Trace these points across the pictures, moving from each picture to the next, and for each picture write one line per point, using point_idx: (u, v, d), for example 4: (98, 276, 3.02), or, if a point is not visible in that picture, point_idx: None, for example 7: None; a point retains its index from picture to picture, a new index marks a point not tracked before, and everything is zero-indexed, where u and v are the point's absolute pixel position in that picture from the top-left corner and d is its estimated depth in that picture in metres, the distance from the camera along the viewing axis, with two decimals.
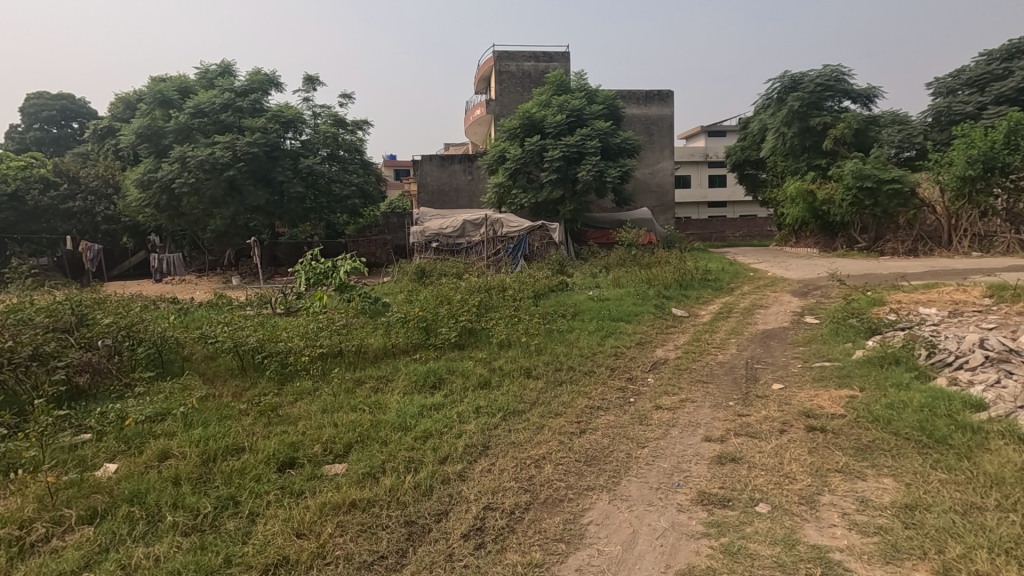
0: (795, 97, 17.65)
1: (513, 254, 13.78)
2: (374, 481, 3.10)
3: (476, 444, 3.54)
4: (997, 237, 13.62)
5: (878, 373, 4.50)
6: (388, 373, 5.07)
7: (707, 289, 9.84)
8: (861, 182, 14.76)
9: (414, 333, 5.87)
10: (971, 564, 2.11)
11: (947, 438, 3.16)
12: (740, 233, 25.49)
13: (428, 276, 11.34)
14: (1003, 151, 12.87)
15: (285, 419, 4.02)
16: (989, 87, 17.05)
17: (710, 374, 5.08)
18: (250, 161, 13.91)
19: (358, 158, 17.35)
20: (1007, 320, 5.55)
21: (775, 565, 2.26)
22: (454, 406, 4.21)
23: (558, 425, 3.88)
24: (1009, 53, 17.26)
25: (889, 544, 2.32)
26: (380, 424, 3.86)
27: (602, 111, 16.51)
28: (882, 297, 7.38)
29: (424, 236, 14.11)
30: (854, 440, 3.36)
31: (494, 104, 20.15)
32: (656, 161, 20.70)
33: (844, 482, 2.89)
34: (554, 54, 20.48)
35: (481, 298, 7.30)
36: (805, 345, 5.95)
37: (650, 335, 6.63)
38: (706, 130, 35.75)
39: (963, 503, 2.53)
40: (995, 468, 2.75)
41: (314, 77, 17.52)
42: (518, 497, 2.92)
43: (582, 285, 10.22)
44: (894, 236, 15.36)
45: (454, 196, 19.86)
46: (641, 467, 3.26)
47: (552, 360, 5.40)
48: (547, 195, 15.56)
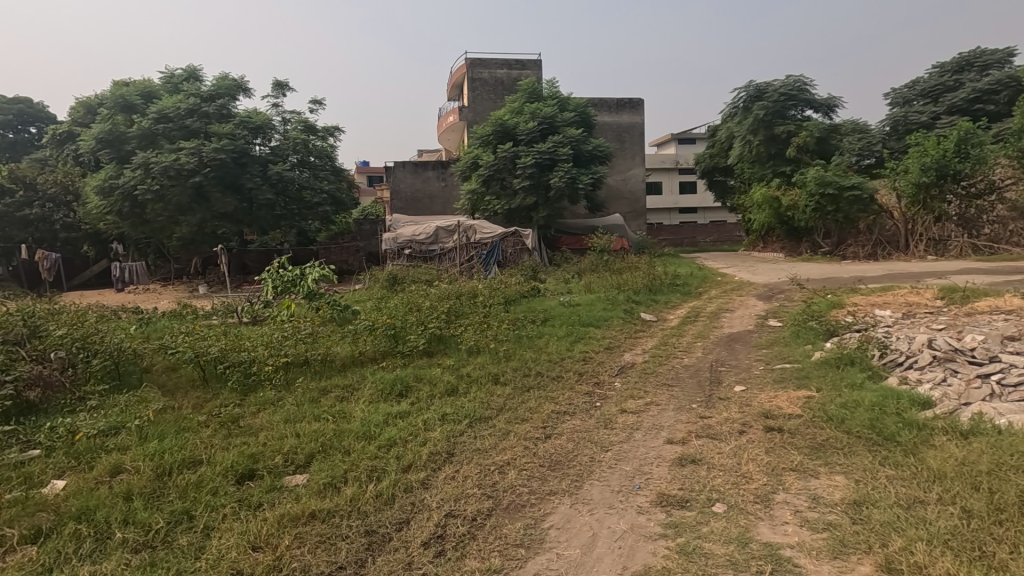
0: (761, 106, 18.23)
1: (486, 261, 13.75)
2: (335, 490, 3.07)
3: (440, 452, 3.52)
4: (950, 241, 14.19)
5: (835, 374, 4.65)
6: (354, 381, 5.01)
7: (676, 294, 10.01)
8: (823, 188, 15.20)
9: (382, 341, 5.82)
10: (910, 556, 2.18)
11: (895, 436, 3.27)
12: (710, 239, 25.96)
13: (400, 283, 11.26)
14: (954, 159, 13.50)
15: (245, 430, 3.93)
16: (942, 98, 18.52)
17: (677, 377, 5.18)
18: (217, 167, 13.63)
19: (329, 164, 17.19)
20: (956, 321, 5.80)
21: (728, 563, 2.31)
22: (419, 414, 4.18)
23: (523, 430, 3.89)
24: (959, 66, 18.83)
25: (838, 540, 2.39)
26: (344, 433, 3.81)
27: (574, 118, 16.70)
28: (841, 300, 7.66)
29: (397, 243, 14.09)
30: (809, 439, 3.47)
31: (468, 111, 20.22)
32: (628, 168, 21.00)
33: (798, 480, 2.97)
34: (527, 62, 20.67)
35: (451, 304, 7.28)
36: (767, 347, 6.11)
37: (618, 340, 6.71)
38: (676, 137, 36.53)
39: (907, 498, 2.61)
40: (938, 463, 2.84)
41: (283, 82, 17.32)
42: (480, 503, 2.92)
43: (554, 291, 10.30)
44: (855, 241, 15.84)
45: (427, 202, 19.81)
46: (603, 471, 3.28)
47: (520, 366, 5.41)
48: (520, 201, 15.61)
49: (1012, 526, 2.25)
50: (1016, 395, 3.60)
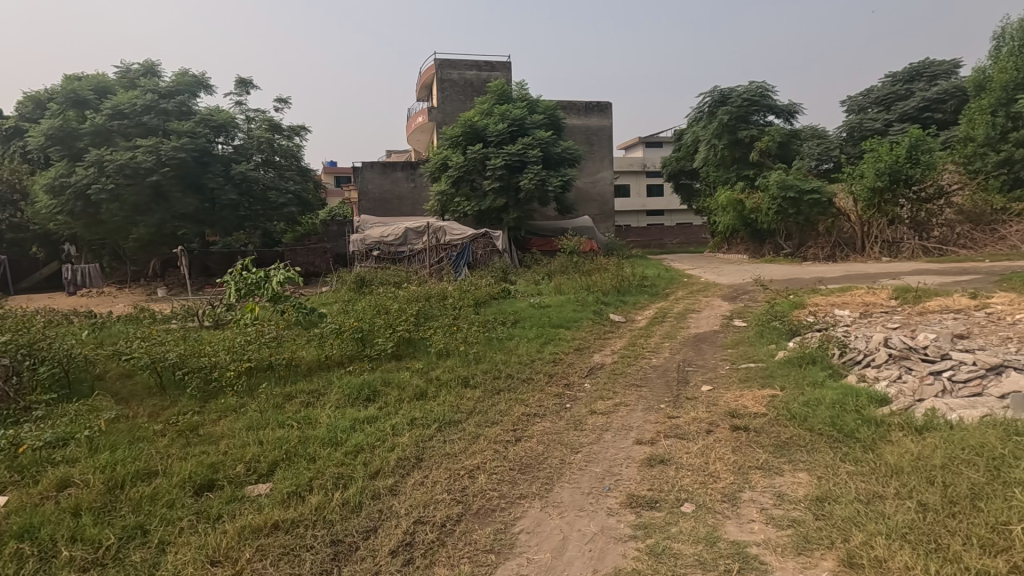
0: (725, 112, 18.68)
1: (456, 262, 13.60)
2: (299, 499, 2.97)
3: (409, 457, 3.46)
4: (903, 243, 14.79)
5: (797, 373, 4.77)
6: (320, 386, 4.88)
7: (644, 295, 10.14)
8: (784, 191, 15.65)
9: (349, 344, 5.69)
10: (871, 550, 2.23)
11: (855, 433, 3.37)
12: (677, 240, 26.43)
13: (368, 286, 11.08)
14: (907, 165, 14.11)
15: (204, 439, 3.79)
16: (894, 106, 20.01)
17: (645, 377, 5.22)
18: (177, 166, 13.17)
19: (295, 164, 16.83)
20: (910, 320, 6.02)
21: (696, 563, 2.32)
22: (388, 419, 4.11)
23: (493, 434, 3.85)
24: (910, 76, 20.29)
25: (802, 536, 2.44)
26: (309, 439, 3.70)
27: (543, 120, 16.75)
28: (802, 300, 7.89)
29: (365, 244, 14.10)
30: (773, 437, 3.54)
31: (437, 112, 20.09)
32: (596, 171, 21.21)
33: (764, 478, 3.03)
34: (496, 64, 20.70)
35: (420, 307, 7.19)
36: (733, 347, 6.22)
37: (588, 341, 6.75)
38: (643, 141, 37.11)
39: (867, 493, 2.69)
40: (894, 459, 2.93)
41: (247, 79, 16.88)
42: (450, 509, 2.87)
43: (524, 292, 10.30)
44: (815, 243, 16.30)
45: (396, 203, 19.59)
46: (573, 473, 3.28)
47: (490, 368, 5.38)
48: (490, 203, 15.58)
49: (964, 518, 2.32)
50: (965, 390, 3.74)
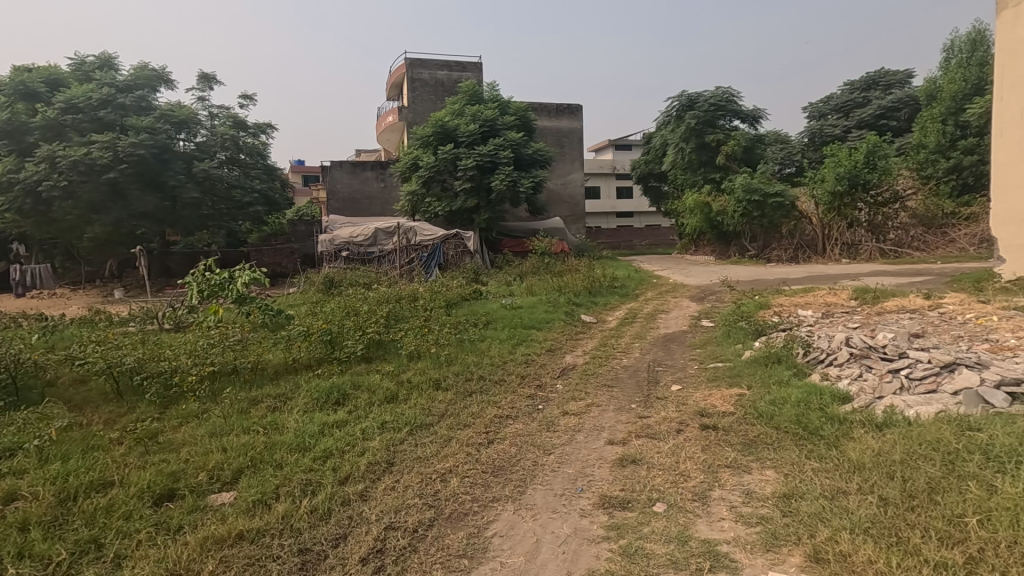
0: (692, 116, 19.08)
1: (427, 264, 13.31)
2: (265, 508, 2.88)
3: (380, 461, 3.40)
4: (861, 245, 15.33)
5: (763, 372, 4.89)
6: (287, 390, 4.76)
7: (615, 296, 10.24)
8: (750, 195, 16.02)
9: (317, 347, 5.55)
10: (836, 545, 2.28)
11: (819, 430, 3.46)
12: (646, 242, 26.81)
13: (336, 287, 10.87)
14: (864, 170, 14.77)
15: (165, 447, 3.64)
16: (852, 113, 20.87)
17: (616, 378, 5.26)
18: (135, 163, 12.68)
19: (260, 162, 16.43)
20: (869, 320, 6.23)
21: (668, 562, 2.34)
22: (358, 423, 4.03)
23: (466, 436, 3.82)
24: (867, 84, 21.12)
25: (769, 533, 2.49)
26: (276, 445, 3.60)
27: (515, 122, 16.75)
28: (767, 301, 8.09)
29: (333, 245, 13.88)
30: (741, 436, 3.61)
31: (407, 111, 19.89)
32: (567, 173, 21.35)
33: (732, 476, 3.08)
34: (467, 65, 20.65)
35: (391, 309, 7.08)
36: (701, 347, 6.34)
37: (560, 341, 6.77)
38: (614, 144, 37.57)
39: (831, 488, 2.76)
40: (857, 455, 3.02)
41: (210, 74, 16.40)
42: (422, 513, 2.83)
43: (496, 294, 10.25)
44: (779, 245, 16.39)
45: (366, 203, 19.31)
46: (546, 475, 3.27)
47: (462, 370, 5.33)
48: (461, 203, 15.51)
49: (923, 511, 2.40)
50: (922, 386, 3.88)
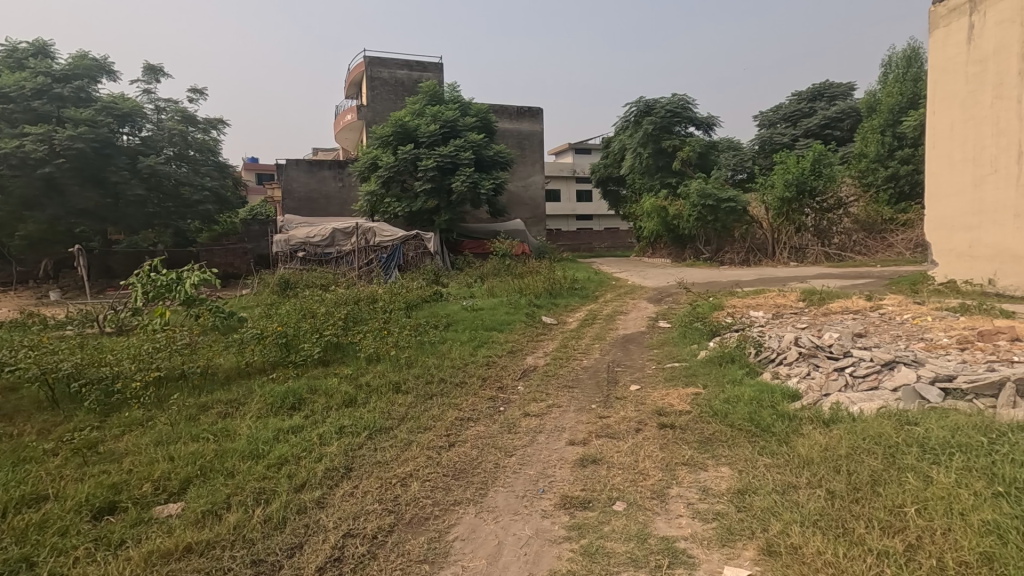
0: (650, 122, 19.50)
1: (386, 265, 13.09)
2: (216, 518, 2.76)
3: (338, 467, 3.32)
4: (808, 249, 16.04)
5: (718, 371, 5.04)
6: (240, 396, 4.59)
7: (575, 298, 10.34)
8: (704, 200, 16.29)
9: (271, 350, 5.39)
10: (787, 538, 2.37)
11: (770, 427, 3.59)
12: (605, 244, 27.23)
13: (292, 288, 10.57)
14: (811, 177, 15.48)
15: (105, 457, 3.44)
16: (800, 122, 21.87)
17: (576, 379, 5.30)
18: (74, 158, 12.01)
19: (211, 159, 15.85)
20: (816, 321, 6.52)
21: (629, 560, 2.38)
22: (314, 428, 3.92)
23: (426, 439, 3.77)
24: (813, 95, 22.13)
25: (725, 528, 2.56)
26: (227, 453, 3.46)
27: (475, 123, 16.72)
28: (721, 302, 8.34)
29: (289, 245, 13.60)
30: (697, 434, 3.70)
31: (367, 110, 19.55)
32: (528, 175, 21.47)
33: (689, 473, 3.15)
34: (428, 65, 20.47)
35: (349, 311, 6.94)
36: (659, 347, 6.48)
37: (521, 343, 6.78)
38: (574, 147, 38.07)
39: (782, 483, 2.86)
40: (805, 450, 3.14)
41: (156, 66, 15.69)
42: (381, 519, 2.78)
43: (457, 295, 10.19)
44: (732, 248, 16.97)
45: (323, 203, 18.89)
46: (508, 476, 3.27)
47: (422, 373, 5.27)
48: (421, 204, 15.34)
49: (866, 502, 2.52)
50: (864, 383, 4.09)
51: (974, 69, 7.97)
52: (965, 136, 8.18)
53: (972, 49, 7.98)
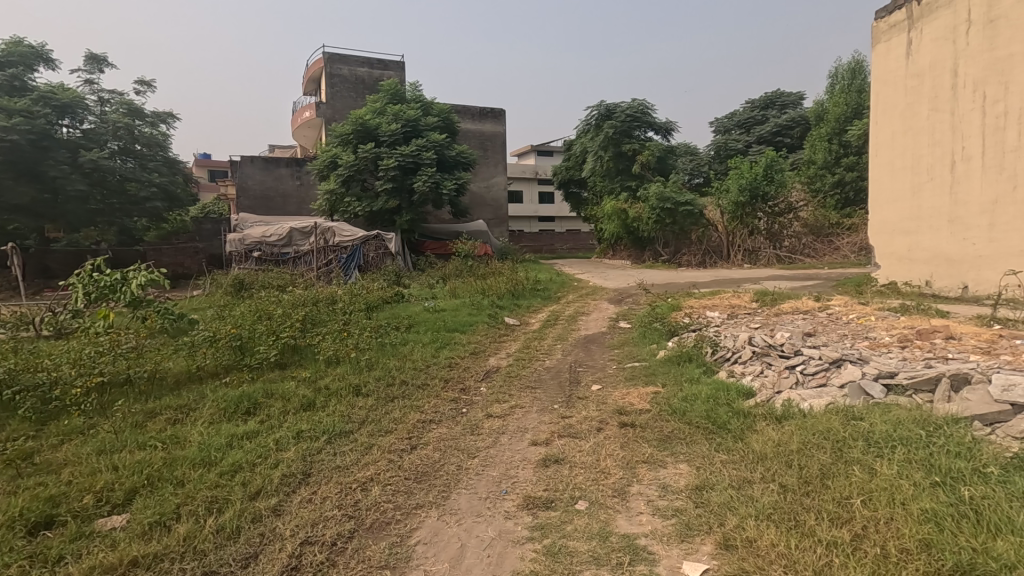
0: (610, 126, 19.82)
1: (346, 266, 12.83)
2: (165, 530, 2.64)
3: (295, 473, 3.23)
4: (761, 252, 16.59)
5: (676, 370, 5.16)
6: (191, 401, 4.41)
7: (537, 299, 10.39)
8: (663, 203, 16.62)
9: (225, 353, 5.20)
10: (743, 531, 2.44)
11: (726, 424, 3.69)
12: (567, 246, 27.49)
13: (247, 289, 10.23)
14: (763, 182, 16.07)
15: (41, 469, 3.24)
16: (753, 129, 22.71)
17: (539, 380, 5.32)
18: (8, 151, 11.30)
19: (160, 154, 15.16)
20: (769, 321, 6.76)
21: (591, 559, 2.40)
22: (271, 433, 3.80)
23: (388, 443, 3.71)
24: (765, 103, 22.98)
25: (683, 524, 2.62)
26: (177, 461, 3.31)
27: (437, 123, 16.59)
28: (679, 303, 8.54)
29: (244, 245, 13.21)
30: (657, 432, 3.78)
31: (326, 107, 19.11)
32: (490, 176, 21.46)
33: (649, 470, 3.21)
34: (389, 63, 20.19)
35: (307, 312, 6.77)
36: (620, 347, 6.59)
37: (483, 344, 6.77)
38: (536, 149, 38.32)
39: (738, 479, 2.95)
40: (759, 446, 3.25)
41: (99, 55, 14.91)
42: (341, 525, 2.72)
43: (418, 296, 10.09)
44: (689, 250, 17.29)
45: (280, 202, 18.37)
46: (470, 478, 3.25)
47: (383, 375, 5.18)
48: (382, 204, 15.12)
49: (816, 495, 2.62)
50: (814, 380, 4.26)
51: (913, 82, 8.44)
52: (904, 146, 8.64)
53: (911, 63, 8.44)
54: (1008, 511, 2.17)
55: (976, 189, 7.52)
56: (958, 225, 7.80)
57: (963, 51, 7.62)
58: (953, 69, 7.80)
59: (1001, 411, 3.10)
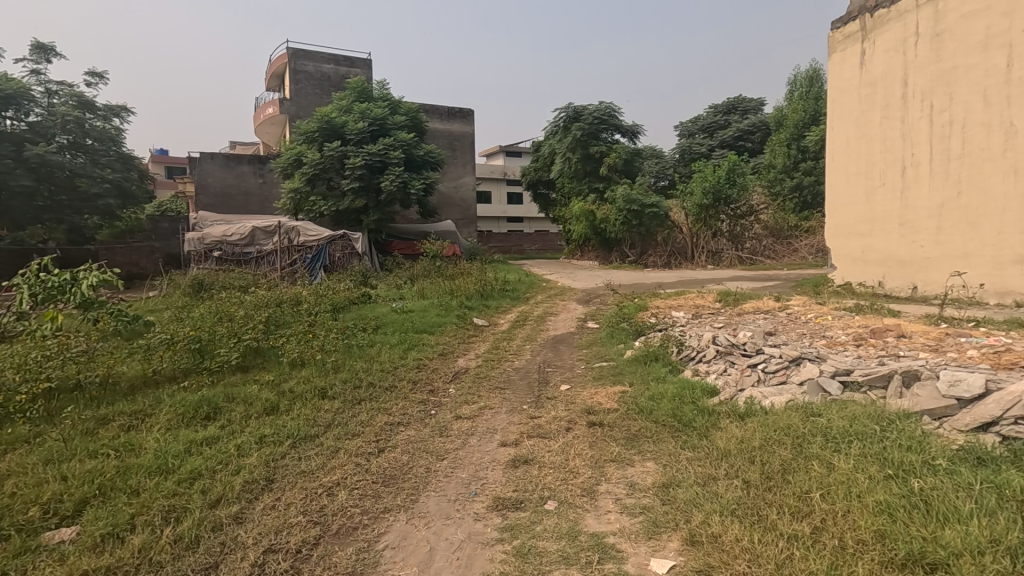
0: (578, 128, 20.01)
1: (311, 266, 12.57)
2: (118, 542, 2.53)
3: (257, 479, 3.14)
4: (723, 253, 17.01)
5: (643, 370, 5.24)
6: (147, 406, 4.24)
7: (506, 299, 10.39)
8: (629, 205, 16.84)
9: (183, 357, 5.02)
10: (708, 528, 2.49)
11: (691, 422, 3.77)
12: (535, 247, 27.59)
13: (207, 290, 9.91)
14: (726, 186, 16.51)
15: None
16: (716, 133, 23.29)
17: (508, 380, 5.33)
18: None
19: (113, 149, 14.54)
20: (731, 320, 6.93)
21: (560, 558, 2.40)
22: (232, 439, 3.68)
23: (354, 446, 3.65)
24: (728, 108, 23.59)
25: (651, 521, 2.66)
26: (131, 469, 3.18)
27: (405, 122, 16.42)
28: (646, 304, 8.68)
29: (203, 244, 12.82)
30: (625, 431, 3.83)
31: (290, 104, 18.69)
32: (459, 176, 21.37)
33: (617, 469, 3.25)
34: (356, 61, 19.89)
35: (270, 313, 6.61)
36: (587, 347, 6.64)
37: (452, 345, 6.73)
38: (504, 150, 38.40)
39: (703, 475, 3.01)
40: (723, 443, 3.32)
41: (47, 45, 14.22)
42: (306, 532, 2.65)
43: (386, 297, 9.95)
44: (655, 251, 17.53)
45: (242, 200, 17.86)
46: (439, 481, 3.22)
47: (350, 377, 5.09)
48: (348, 203, 14.87)
49: (777, 490, 2.70)
50: (774, 378, 4.38)
51: (866, 91, 8.79)
52: (858, 152, 8.99)
53: (865, 73, 8.79)
54: (955, 500, 2.28)
55: (924, 194, 7.88)
56: (908, 229, 8.16)
57: (912, 62, 7.99)
58: (903, 79, 8.17)
59: (948, 405, 3.26)
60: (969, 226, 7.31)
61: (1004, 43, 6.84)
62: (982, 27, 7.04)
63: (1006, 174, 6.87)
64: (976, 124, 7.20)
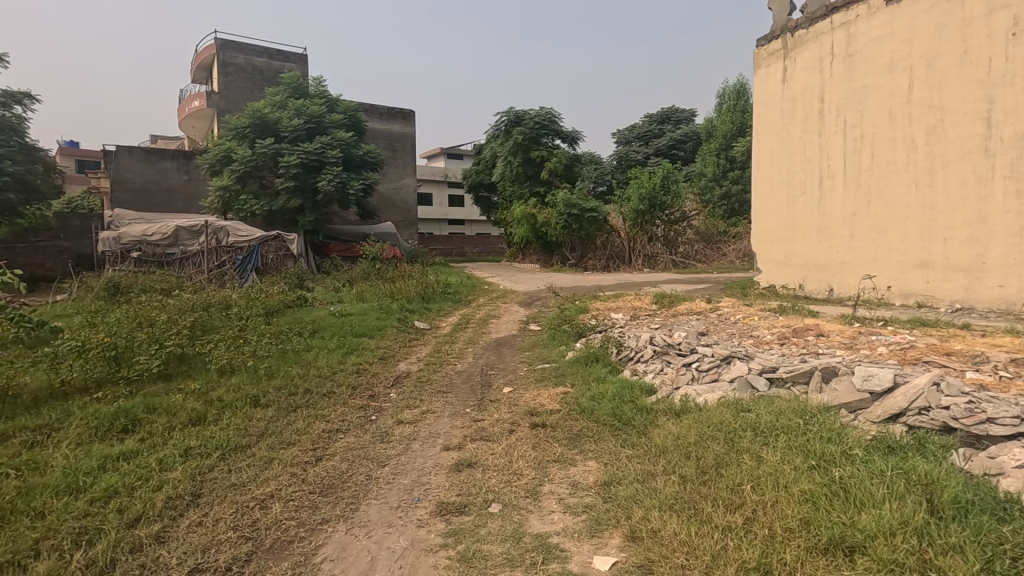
0: (519, 132, 20.19)
1: (241, 268, 11.98)
2: (19, 571, 2.29)
3: (182, 495, 2.94)
4: (658, 256, 17.61)
5: (584, 370, 5.34)
6: (54, 420, 3.89)
7: (448, 302, 10.30)
8: (569, 209, 17.15)
9: (97, 365, 4.65)
10: (647, 523, 2.56)
11: (631, 421, 3.87)
12: (476, 250, 27.56)
13: (125, 293, 9.23)
14: (661, 192, 17.13)
15: None
16: (651, 141, 24.16)
17: (450, 384, 5.27)
18: None
19: (15, 139, 13.21)
20: (667, 322, 7.19)
21: (505, 561, 2.40)
22: (153, 452, 3.43)
23: (290, 456, 3.49)
24: (662, 117, 24.50)
25: (593, 519, 2.70)
26: (35, 490, 2.90)
27: (343, 120, 15.97)
28: (586, 306, 8.86)
29: (120, 244, 11.85)
30: (567, 431, 3.88)
31: (218, 98, 17.75)
32: (400, 177, 21.03)
33: (560, 469, 3.29)
34: (290, 55, 19.18)
35: (197, 318, 6.26)
36: (530, 349, 6.69)
37: (392, 349, 6.59)
38: (446, 152, 38.19)
39: (641, 472, 3.10)
40: (661, 440, 3.43)
41: None
42: (237, 548, 2.51)
43: (323, 300, 9.63)
44: (594, 254, 17.94)
45: (164, 197, 16.77)
46: (381, 488, 3.14)
47: (285, 384, 4.88)
48: (282, 203, 14.28)
49: (712, 484, 2.81)
50: (706, 376, 4.57)
51: (788, 105, 9.38)
52: (781, 162, 9.57)
53: (787, 88, 9.38)
54: (871, 487, 2.45)
55: (839, 203, 8.49)
56: (825, 235, 8.76)
57: (829, 79, 8.59)
58: (820, 95, 8.77)
59: (862, 398, 3.51)
60: (877, 233, 7.94)
61: (906, 66, 7.47)
62: (888, 50, 7.68)
63: (908, 185, 7.50)
64: (883, 140, 7.82)
